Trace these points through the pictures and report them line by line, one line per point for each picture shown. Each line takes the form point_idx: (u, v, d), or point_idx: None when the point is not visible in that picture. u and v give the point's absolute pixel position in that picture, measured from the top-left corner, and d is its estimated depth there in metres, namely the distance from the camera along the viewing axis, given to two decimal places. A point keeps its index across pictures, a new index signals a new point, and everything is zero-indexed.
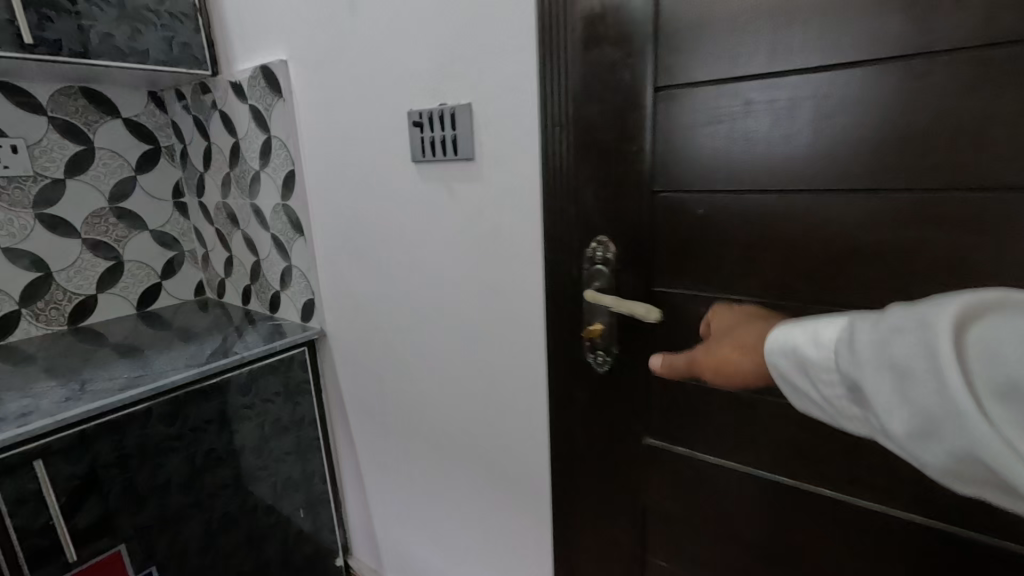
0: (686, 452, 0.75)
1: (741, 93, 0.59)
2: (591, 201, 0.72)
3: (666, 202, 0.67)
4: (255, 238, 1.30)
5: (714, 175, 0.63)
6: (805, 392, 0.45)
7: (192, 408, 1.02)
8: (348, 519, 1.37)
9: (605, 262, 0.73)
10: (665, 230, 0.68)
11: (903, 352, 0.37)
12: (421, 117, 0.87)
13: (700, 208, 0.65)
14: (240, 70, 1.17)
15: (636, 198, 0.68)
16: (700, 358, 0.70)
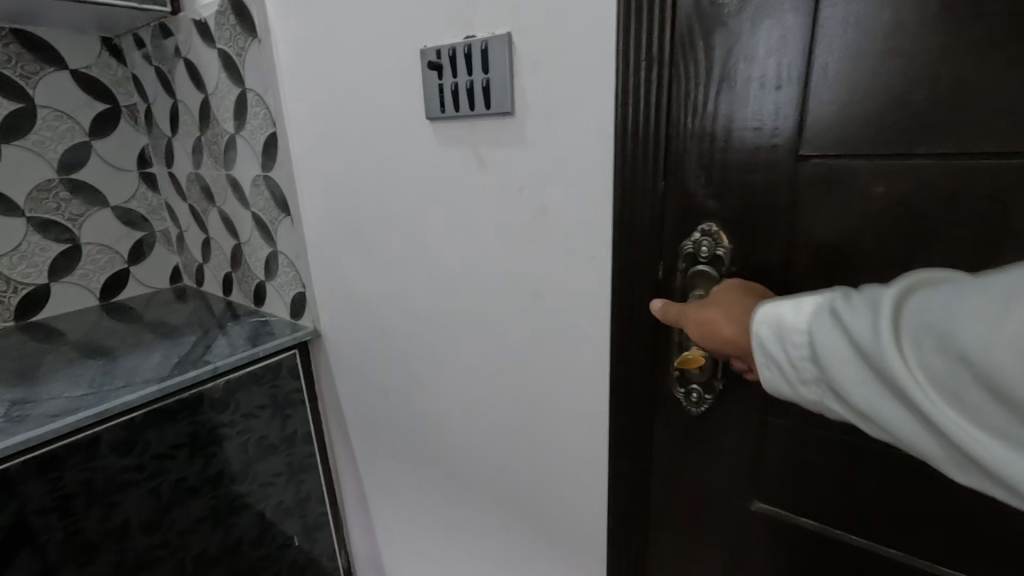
0: (815, 525, 0.55)
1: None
2: (696, 172, 0.51)
3: (817, 173, 0.45)
4: (235, 218, 1.08)
5: (909, 129, 0.41)
6: (765, 368, 0.38)
7: (155, 431, 0.83)
8: (352, 542, 1.20)
9: (708, 259, 0.52)
10: (811, 215, 0.47)
11: (857, 323, 0.31)
12: (439, 57, 0.63)
13: (877, 183, 0.43)
14: (205, 5, 0.92)
15: (768, 168, 0.47)
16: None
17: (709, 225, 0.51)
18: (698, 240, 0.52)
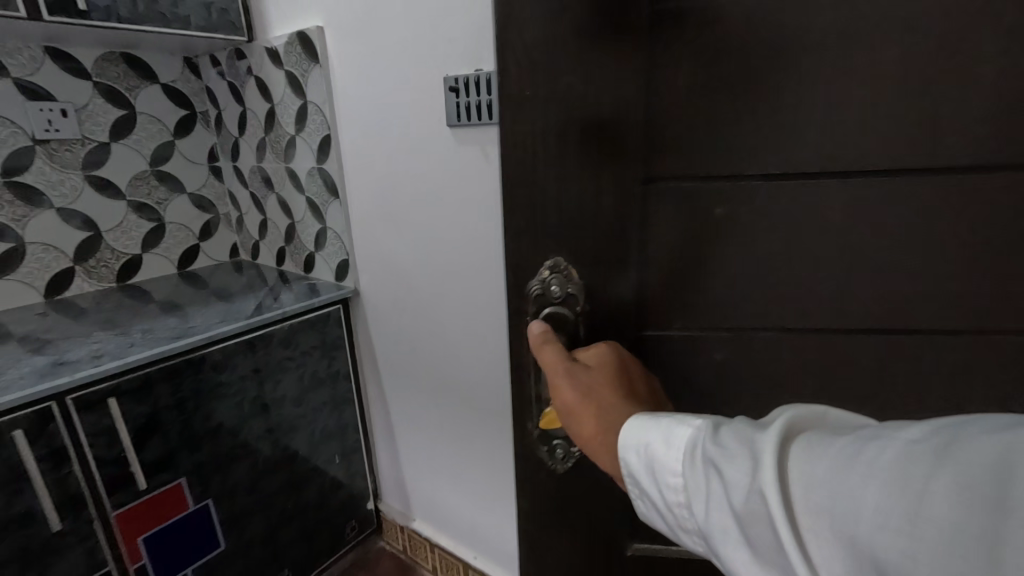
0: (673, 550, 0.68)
1: (799, 47, 0.49)
2: (564, 204, 0.55)
3: (668, 199, 0.56)
4: (291, 201, 1.35)
5: (736, 156, 0.53)
6: (644, 497, 0.39)
7: (241, 357, 1.10)
8: (378, 468, 1.46)
9: (562, 304, 0.57)
10: (662, 236, 0.57)
11: (738, 480, 0.30)
12: (457, 82, 0.91)
13: (719, 207, 0.56)
14: (276, 37, 1.20)
15: (630, 197, 0.55)
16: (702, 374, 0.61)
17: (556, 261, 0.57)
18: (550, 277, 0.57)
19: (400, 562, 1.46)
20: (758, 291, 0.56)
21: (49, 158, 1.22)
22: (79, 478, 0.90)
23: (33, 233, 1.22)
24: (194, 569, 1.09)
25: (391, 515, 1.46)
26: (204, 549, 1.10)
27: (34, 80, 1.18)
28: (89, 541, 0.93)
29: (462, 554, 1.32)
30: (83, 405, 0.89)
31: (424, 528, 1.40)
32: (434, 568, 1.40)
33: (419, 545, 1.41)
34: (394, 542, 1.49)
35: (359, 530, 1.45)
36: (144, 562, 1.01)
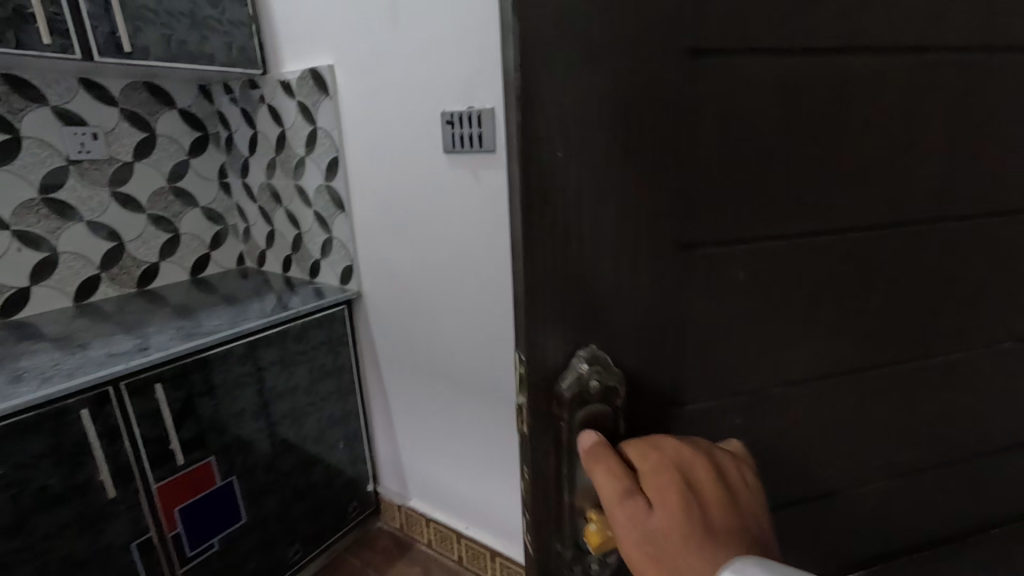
0: None
1: (869, 81, 0.41)
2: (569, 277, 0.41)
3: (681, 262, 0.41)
4: (298, 214, 1.52)
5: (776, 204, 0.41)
6: None
7: (261, 350, 1.26)
8: (377, 453, 1.62)
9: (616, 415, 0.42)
10: (694, 311, 0.42)
11: None
12: (453, 117, 1.10)
13: (772, 278, 0.43)
14: (288, 71, 1.37)
15: (678, 270, 0.40)
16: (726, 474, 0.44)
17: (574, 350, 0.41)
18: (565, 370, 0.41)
19: (397, 538, 1.62)
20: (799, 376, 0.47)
21: (80, 176, 1.36)
22: (129, 454, 1.04)
23: (65, 243, 1.35)
24: (219, 539, 1.23)
25: (389, 496, 1.62)
26: (228, 521, 1.25)
27: (69, 107, 1.32)
28: (135, 510, 1.07)
29: (455, 526, 1.48)
30: (133, 390, 1.03)
31: (419, 505, 1.57)
32: (429, 542, 1.57)
33: (415, 521, 1.57)
34: (391, 521, 1.65)
35: (360, 510, 1.60)
36: (178, 531, 1.15)
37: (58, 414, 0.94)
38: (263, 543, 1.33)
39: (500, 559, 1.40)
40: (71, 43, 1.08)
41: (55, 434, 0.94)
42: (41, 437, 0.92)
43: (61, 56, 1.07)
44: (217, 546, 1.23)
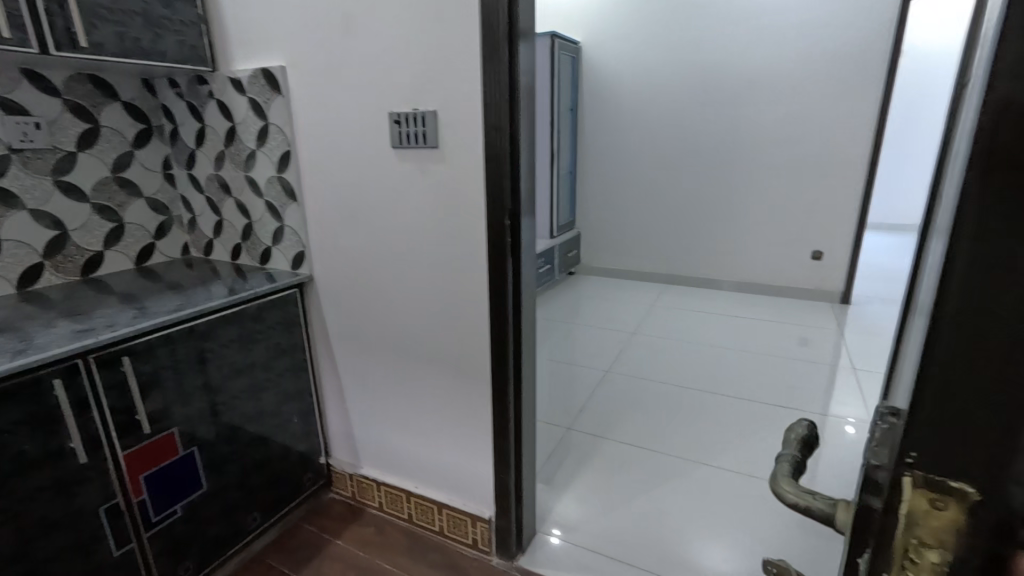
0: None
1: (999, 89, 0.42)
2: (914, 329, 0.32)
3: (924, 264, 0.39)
4: (249, 204, 1.61)
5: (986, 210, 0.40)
6: None
7: (220, 329, 1.35)
8: (328, 427, 1.74)
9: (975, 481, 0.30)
10: None
11: None
12: (400, 117, 1.26)
13: None
14: (239, 70, 1.47)
15: None
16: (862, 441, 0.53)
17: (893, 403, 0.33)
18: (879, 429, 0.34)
19: (350, 505, 1.75)
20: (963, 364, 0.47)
21: (23, 165, 1.38)
22: (98, 422, 1.12)
23: (8, 231, 1.37)
24: (182, 506, 1.32)
25: (341, 466, 1.75)
26: (191, 489, 1.34)
27: (12, 97, 1.35)
28: (104, 475, 1.15)
29: (404, 486, 1.64)
30: (102, 363, 1.11)
31: (370, 471, 1.71)
32: (380, 505, 1.71)
33: (366, 487, 1.71)
34: (343, 490, 1.78)
35: (313, 480, 1.72)
36: (143, 497, 1.23)
37: (32, 383, 1.01)
38: (223, 510, 1.43)
39: (446, 511, 1.57)
40: (28, 37, 1.14)
41: (29, 402, 1.01)
42: (16, 405, 1.00)
43: (19, 49, 1.13)
44: (180, 512, 1.32)
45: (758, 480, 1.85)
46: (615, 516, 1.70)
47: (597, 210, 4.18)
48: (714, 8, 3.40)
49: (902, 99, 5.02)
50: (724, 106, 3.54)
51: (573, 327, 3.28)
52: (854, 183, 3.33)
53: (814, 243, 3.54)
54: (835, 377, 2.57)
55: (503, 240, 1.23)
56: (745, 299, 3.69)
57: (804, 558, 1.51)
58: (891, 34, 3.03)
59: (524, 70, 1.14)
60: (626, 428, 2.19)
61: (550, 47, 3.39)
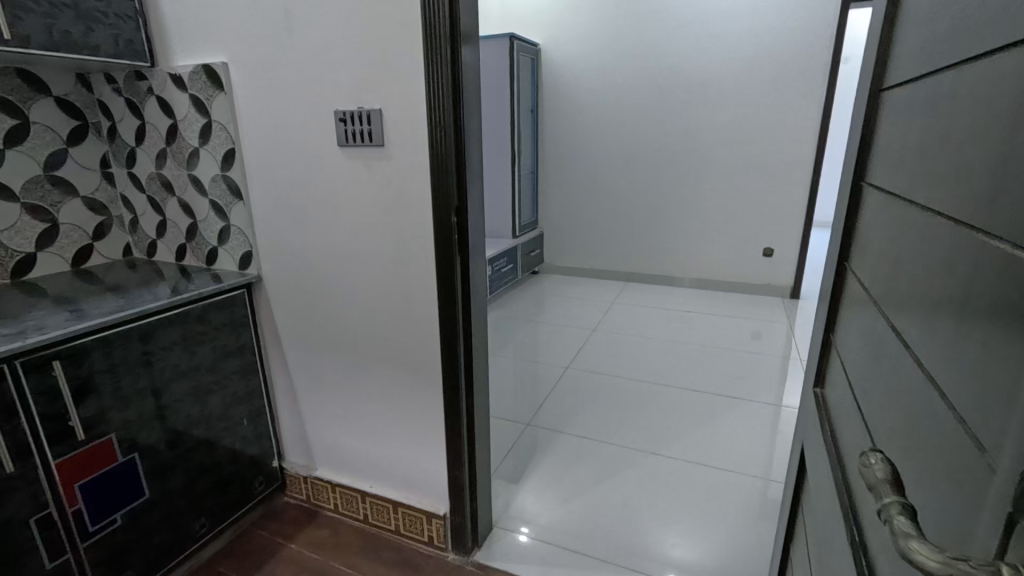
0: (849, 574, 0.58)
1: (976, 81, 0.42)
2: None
3: (1013, 280, 0.33)
4: (193, 203, 1.57)
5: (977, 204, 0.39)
6: None
7: (161, 331, 1.32)
8: (281, 429, 1.71)
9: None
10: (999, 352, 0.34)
11: None
12: (345, 115, 1.26)
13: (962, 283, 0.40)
14: (179, 65, 1.43)
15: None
16: (898, 465, 0.48)
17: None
18: None
19: (304, 508, 1.73)
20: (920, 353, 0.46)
21: None
22: (26, 429, 1.08)
23: None
24: (123, 514, 1.28)
25: (294, 469, 1.73)
26: (132, 496, 1.30)
27: None
28: (35, 484, 1.10)
29: (360, 486, 1.63)
30: (30, 368, 1.07)
31: (324, 473, 1.69)
32: (335, 506, 1.70)
33: (321, 489, 1.70)
34: (297, 493, 1.75)
35: (265, 484, 1.69)
36: (79, 506, 1.19)
37: None
38: (168, 517, 1.39)
39: (402, 509, 1.57)
40: None
41: None
42: None
43: None
44: (121, 521, 1.28)
45: (708, 468, 1.92)
46: (571, 508, 1.73)
47: (559, 210, 4.23)
48: (668, 13, 3.49)
49: (846, 104, 5.28)
50: (679, 108, 3.64)
51: (535, 325, 3.32)
52: (801, 183, 3.48)
53: (763, 241, 3.69)
54: (783, 368, 2.68)
55: (450, 238, 1.24)
56: (702, 295, 3.80)
57: (748, 541, 1.58)
58: (831, 41, 3.19)
59: (467, 69, 1.15)
60: (584, 422, 2.23)
61: (509, 48, 3.42)
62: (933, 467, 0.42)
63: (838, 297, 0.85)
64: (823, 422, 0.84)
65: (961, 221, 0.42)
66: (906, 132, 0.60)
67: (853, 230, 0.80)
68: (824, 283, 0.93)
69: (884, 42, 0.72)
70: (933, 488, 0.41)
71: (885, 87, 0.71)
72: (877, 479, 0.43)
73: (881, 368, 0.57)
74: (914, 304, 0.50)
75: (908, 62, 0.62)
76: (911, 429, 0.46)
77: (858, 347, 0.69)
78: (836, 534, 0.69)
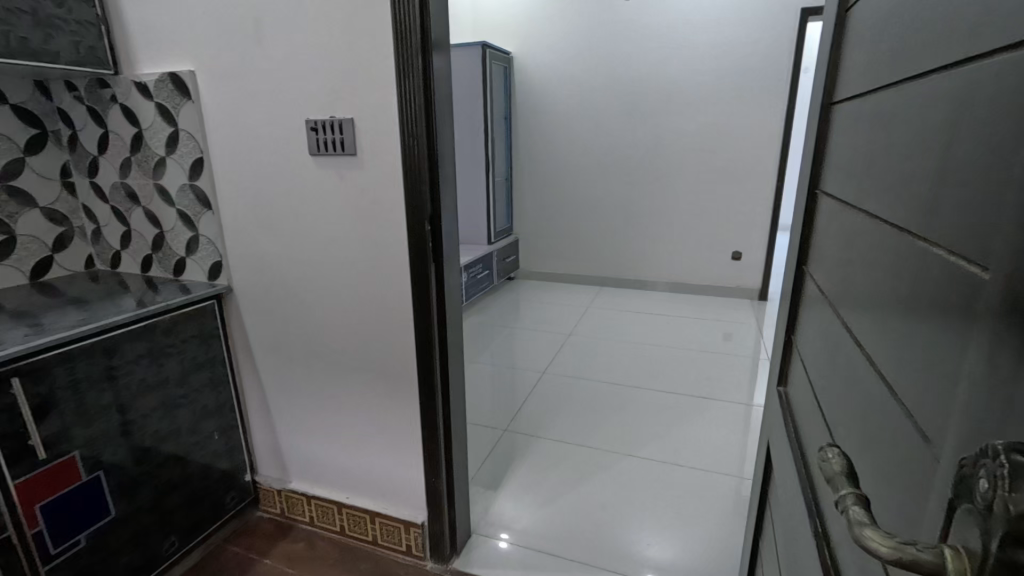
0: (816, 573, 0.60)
1: (914, 101, 0.45)
2: (1011, 368, 0.27)
3: (952, 284, 0.35)
4: (159, 213, 1.54)
5: (919, 214, 0.42)
6: None
7: (127, 344, 1.29)
8: (253, 442, 1.68)
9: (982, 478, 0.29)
10: (941, 350, 0.36)
11: None
12: (316, 124, 1.26)
13: (907, 289, 0.42)
14: (144, 73, 1.41)
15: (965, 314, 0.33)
16: (857, 461, 0.50)
17: (1000, 445, 0.28)
18: (979, 472, 0.29)
19: (278, 522, 1.70)
20: (874, 354, 0.49)
21: None
22: None
23: None
24: (87, 534, 1.24)
25: (268, 482, 1.69)
26: (97, 516, 1.26)
27: None
28: None
29: (336, 497, 1.61)
30: None
31: (299, 485, 1.66)
32: (310, 519, 1.67)
33: (296, 502, 1.67)
34: (271, 507, 1.72)
35: (237, 499, 1.66)
36: (40, 528, 1.15)
37: None
38: (135, 536, 1.35)
39: (379, 519, 1.56)
40: None
41: None
42: None
43: None
44: (85, 542, 1.24)
45: (682, 468, 1.96)
46: (549, 512, 1.74)
47: (533, 216, 4.27)
48: (637, 24, 3.58)
49: (808, 111, 5.48)
50: (649, 116, 3.73)
51: (511, 331, 3.33)
52: (766, 188, 3.60)
53: (732, 245, 3.79)
54: (753, 367, 2.76)
55: (425, 245, 1.25)
56: (675, 298, 3.88)
57: (722, 537, 1.62)
58: (790, 53, 3.32)
59: (438, 79, 1.17)
60: (561, 426, 2.25)
61: (481, 56, 3.44)
62: (887, 461, 0.44)
63: (799, 301, 0.88)
64: (787, 420, 0.87)
65: (906, 230, 0.44)
66: (856, 145, 0.63)
67: (810, 236, 0.84)
68: (784, 287, 0.97)
69: (834, 57, 0.77)
70: (888, 479, 0.43)
71: (836, 100, 0.75)
72: (833, 472, 0.45)
73: (839, 367, 0.60)
74: (867, 306, 0.53)
75: (855, 78, 0.66)
76: (869, 424, 0.48)
77: (818, 348, 0.73)
78: (800, 527, 0.72)
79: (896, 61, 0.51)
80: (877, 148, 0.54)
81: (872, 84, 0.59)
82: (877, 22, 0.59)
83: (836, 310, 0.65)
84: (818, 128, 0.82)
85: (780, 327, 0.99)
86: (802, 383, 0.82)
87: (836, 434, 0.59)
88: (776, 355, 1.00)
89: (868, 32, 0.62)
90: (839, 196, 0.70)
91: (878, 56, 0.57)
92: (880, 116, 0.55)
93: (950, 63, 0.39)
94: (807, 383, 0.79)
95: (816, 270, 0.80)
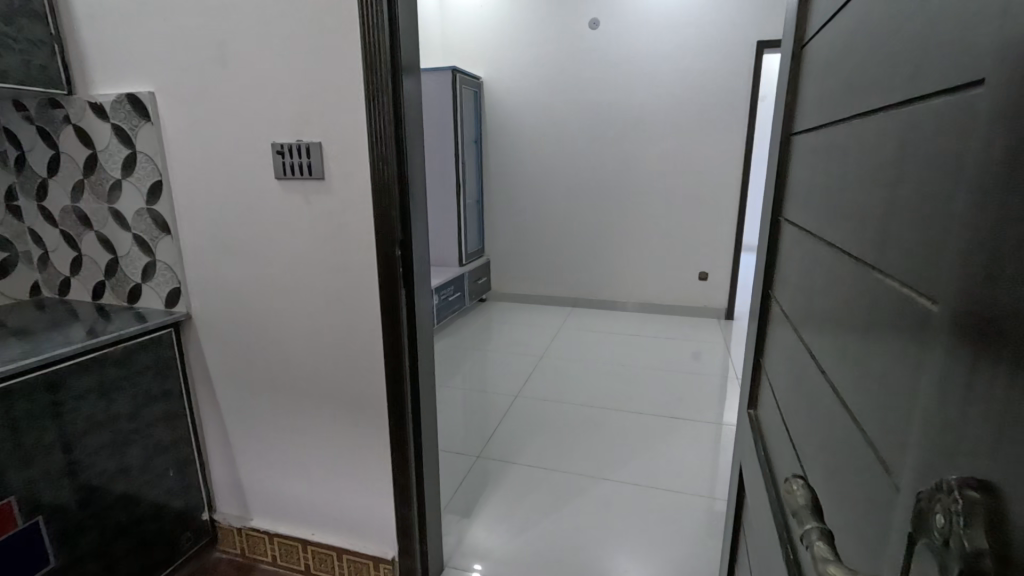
0: None
1: (867, 137, 0.46)
2: (961, 397, 0.26)
3: (903, 316, 0.35)
4: (114, 238, 1.47)
5: (875, 244, 0.42)
6: None
7: (73, 377, 1.20)
8: (211, 478, 1.59)
9: (939, 511, 0.26)
10: (894, 380, 0.36)
11: None
12: (282, 148, 1.23)
13: (864, 320, 0.43)
14: (100, 94, 1.36)
15: (917, 344, 0.33)
16: (820, 489, 0.50)
17: (955, 479, 0.25)
18: (935, 508, 0.26)
19: (238, 564, 1.60)
20: (835, 385, 0.49)
21: None
22: None
23: None
24: None
25: (227, 520, 1.60)
26: (33, 565, 1.16)
27: None
28: None
29: (301, 534, 1.53)
30: None
31: (261, 522, 1.58)
32: (273, 559, 1.58)
33: (258, 541, 1.58)
34: (230, 547, 1.62)
35: (193, 540, 1.56)
36: None
37: None
38: None
39: (347, 556, 1.49)
40: None
41: None
42: None
43: None
44: None
45: (656, 490, 1.96)
46: (524, 540, 1.70)
47: (504, 237, 4.28)
48: (602, 52, 3.69)
49: (766, 139, 5.75)
50: (616, 140, 3.82)
51: (483, 354, 3.30)
52: (729, 211, 3.72)
53: (699, 265, 3.88)
54: (722, 386, 2.80)
55: (394, 269, 1.22)
56: (645, 319, 3.93)
57: (697, 558, 1.61)
58: (749, 83, 3.48)
59: (408, 102, 1.16)
60: (535, 451, 2.22)
61: (451, 80, 3.48)
62: (846, 491, 0.43)
63: (767, 324, 0.89)
64: (758, 443, 0.88)
65: (863, 259, 0.45)
66: (814, 174, 0.65)
67: (775, 260, 0.86)
68: (752, 312, 0.98)
69: (792, 90, 0.80)
70: (846, 509, 0.43)
71: (795, 131, 0.77)
72: (798, 506, 0.46)
73: (804, 392, 0.60)
74: (828, 333, 0.53)
75: (811, 111, 0.69)
76: (830, 452, 0.49)
77: (784, 372, 0.74)
78: (773, 554, 0.71)
79: (849, 98, 0.52)
80: (834, 179, 0.56)
81: (827, 118, 0.60)
82: (829, 58, 0.62)
83: (800, 335, 0.66)
84: (780, 159, 0.85)
85: (750, 352, 0.98)
86: (772, 407, 0.81)
87: (803, 461, 0.59)
88: (746, 378, 1.00)
89: (823, 70, 0.64)
90: (800, 224, 0.71)
91: (832, 91, 0.59)
92: (835, 148, 0.56)
93: (900, 100, 0.40)
94: (773, 409, 0.80)
95: (780, 296, 0.81)
